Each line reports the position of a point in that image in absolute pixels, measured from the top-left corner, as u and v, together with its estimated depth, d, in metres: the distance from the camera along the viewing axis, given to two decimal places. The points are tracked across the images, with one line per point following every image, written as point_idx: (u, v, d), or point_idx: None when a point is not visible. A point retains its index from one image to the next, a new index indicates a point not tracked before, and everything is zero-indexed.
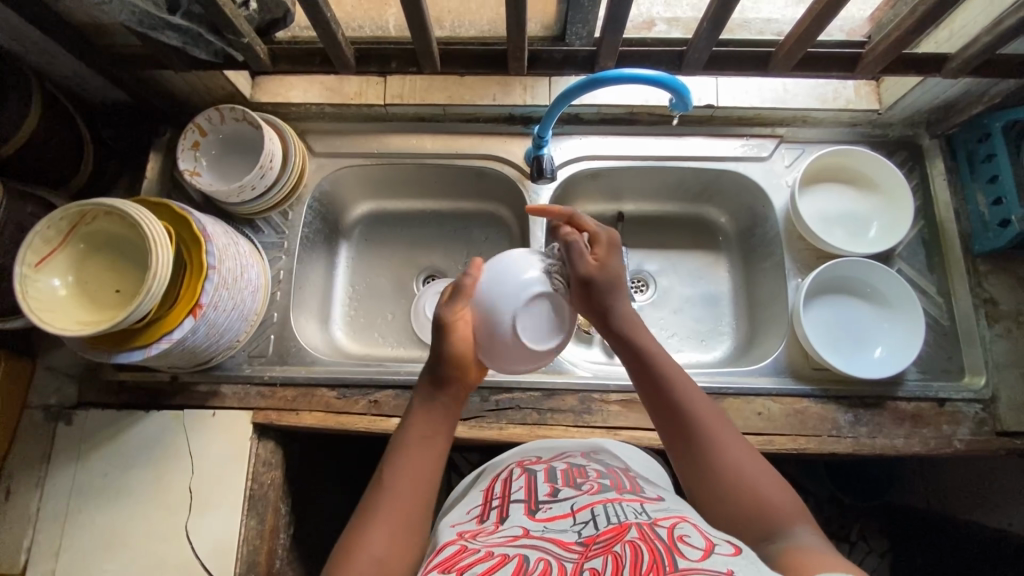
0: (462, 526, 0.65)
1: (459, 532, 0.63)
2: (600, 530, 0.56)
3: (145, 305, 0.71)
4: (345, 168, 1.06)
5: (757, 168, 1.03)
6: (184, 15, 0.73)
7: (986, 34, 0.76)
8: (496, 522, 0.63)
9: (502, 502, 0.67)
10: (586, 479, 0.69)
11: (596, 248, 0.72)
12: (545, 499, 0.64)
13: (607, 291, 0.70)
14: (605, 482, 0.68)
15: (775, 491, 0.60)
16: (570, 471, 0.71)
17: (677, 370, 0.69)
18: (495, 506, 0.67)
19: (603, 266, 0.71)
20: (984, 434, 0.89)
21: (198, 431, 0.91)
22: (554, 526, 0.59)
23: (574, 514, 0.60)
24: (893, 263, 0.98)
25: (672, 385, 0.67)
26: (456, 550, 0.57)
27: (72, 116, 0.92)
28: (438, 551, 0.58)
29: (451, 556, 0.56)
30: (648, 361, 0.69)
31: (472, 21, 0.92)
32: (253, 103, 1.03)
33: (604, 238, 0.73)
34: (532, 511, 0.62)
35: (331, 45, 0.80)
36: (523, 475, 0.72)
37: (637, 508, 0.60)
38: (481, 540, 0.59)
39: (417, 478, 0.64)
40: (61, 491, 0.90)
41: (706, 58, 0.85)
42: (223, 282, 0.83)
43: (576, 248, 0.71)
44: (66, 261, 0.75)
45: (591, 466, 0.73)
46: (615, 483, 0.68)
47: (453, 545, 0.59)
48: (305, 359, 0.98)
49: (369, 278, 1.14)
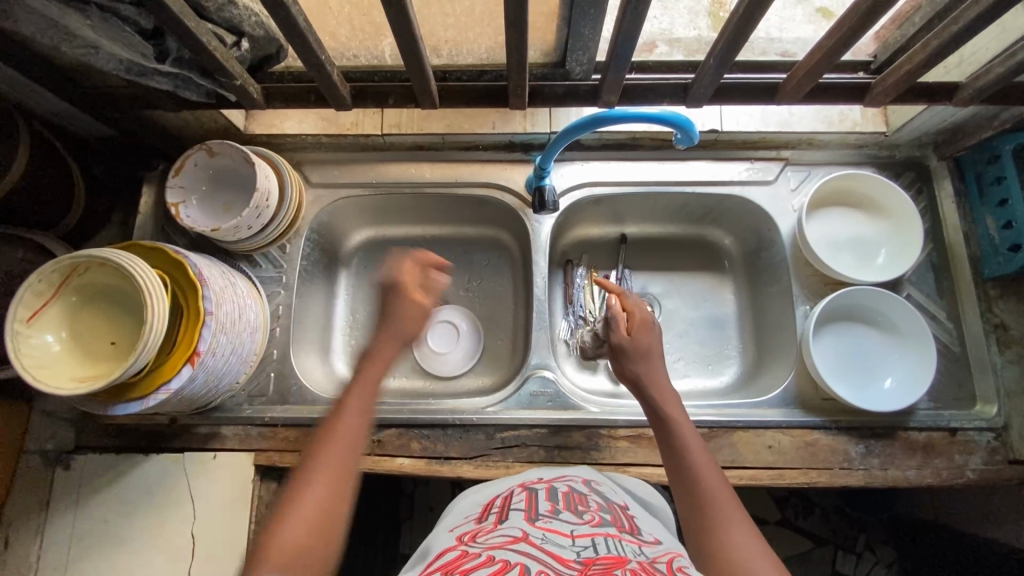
0: (460, 529, 0.63)
1: (457, 536, 0.60)
2: (599, 554, 0.53)
3: (140, 360, 0.69)
4: (343, 198, 1.04)
5: (763, 192, 1.01)
6: (174, 63, 0.70)
7: (999, 65, 0.74)
8: (495, 522, 0.61)
9: (501, 509, 0.65)
10: (587, 508, 0.65)
11: (631, 323, 0.82)
12: (546, 514, 0.62)
13: (634, 359, 0.80)
14: (606, 516, 0.64)
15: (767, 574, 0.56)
16: (571, 496, 0.68)
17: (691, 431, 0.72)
18: (493, 511, 0.65)
19: (631, 339, 0.81)
20: (995, 463, 0.88)
21: (199, 475, 0.90)
22: (553, 539, 0.55)
23: (574, 536, 0.57)
24: (903, 289, 0.96)
25: (681, 441, 0.71)
26: (456, 555, 0.54)
27: (62, 154, 0.90)
28: (439, 555, 0.56)
29: (452, 560, 0.53)
30: (667, 417, 0.74)
31: (470, 49, 0.86)
32: (246, 135, 1.01)
33: (638, 316, 0.83)
34: (532, 519, 0.60)
35: (327, 85, 0.78)
36: (524, 492, 0.69)
37: (636, 547, 0.57)
38: (481, 542, 0.56)
39: (354, 438, 0.65)
40: (58, 542, 0.87)
41: (713, 91, 0.83)
42: (221, 328, 0.81)
43: (612, 321, 0.83)
44: (58, 315, 0.73)
45: (592, 497, 0.70)
46: (616, 520, 0.64)
47: (454, 548, 0.56)
48: (306, 398, 0.96)
49: (370, 306, 1.12)
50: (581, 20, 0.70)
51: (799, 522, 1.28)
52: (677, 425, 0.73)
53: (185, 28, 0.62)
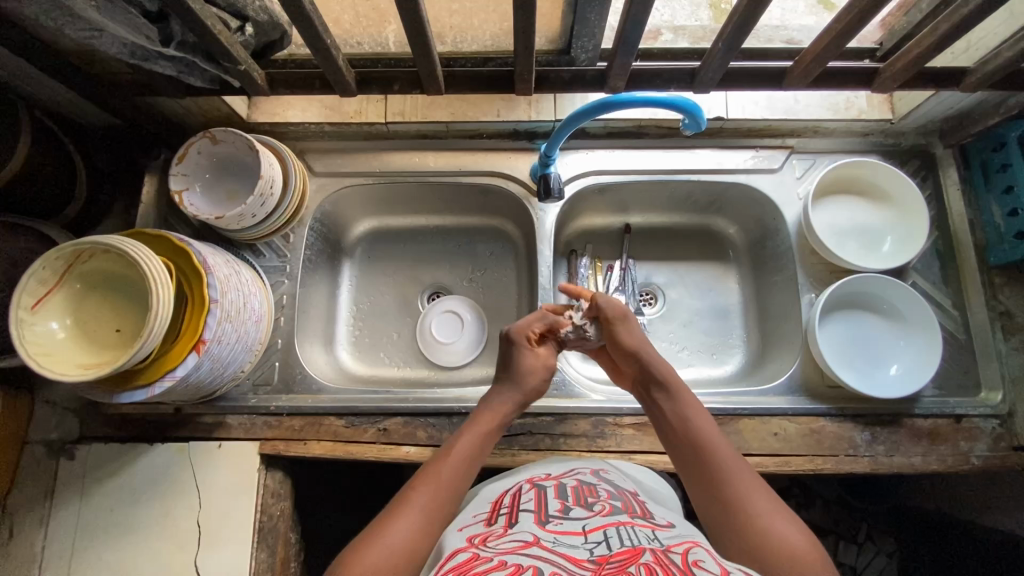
0: (470, 529, 0.61)
1: (467, 537, 0.59)
2: (613, 551, 0.52)
3: (146, 347, 0.69)
4: (346, 188, 1.04)
5: (768, 181, 1.01)
6: (178, 47, 0.69)
7: (1009, 49, 0.74)
8: (505, 525, 0.60)
9: (511, 510, 0.64)
10: (597, 499, 0.65)
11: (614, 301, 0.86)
12: (556, 514, 0.61)
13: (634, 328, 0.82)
14: (616, 504, 0.64)
15: (790, 533, 0.57)
16: (580, 490, 0.68)
17: (694, 405, 0.72)
18: (503, 513, 0.64)
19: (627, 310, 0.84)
20: (1001, 450, 0.88)
21: (204, 465, 0.90)
22: (565, 541, 0.55)
23: (586, 532, 0.57)
24: (908, 277, 0.96)
25: (687, 417, 0.70)
26: (468, 557, 0.53)
27: (64, 143, 0.89)
28: (448, 557, 0.55)
29: (465, 562, 0.52)
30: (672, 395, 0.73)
31: (475, 36, 0.85)
32: (249, 123, 1.00)
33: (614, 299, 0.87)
34: (542, 522, 0.59)
35: (332, 70, 0.78)
36: (532, 489, 0.69)
37: (650, 534, 0.57)
38: (492, 546, 0.55)
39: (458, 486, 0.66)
40: (66, 529, 0.88)
41: (720, 77, 0.82)
42: (225, 316, 0.80)
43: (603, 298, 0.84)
44: (63, 303, 0.73)
45: (602, 487, 0.70)
46: (627, 506, 0.64)
47: (465, 548, 0.56)
48: (311, 387, 0.96)
49: (373, 296, 1.12)
50: (587, 6, 0.69)
51: (802, 512, 1.24)
52: (682, 401, 0.72)
53: (189, 10, 0.61)
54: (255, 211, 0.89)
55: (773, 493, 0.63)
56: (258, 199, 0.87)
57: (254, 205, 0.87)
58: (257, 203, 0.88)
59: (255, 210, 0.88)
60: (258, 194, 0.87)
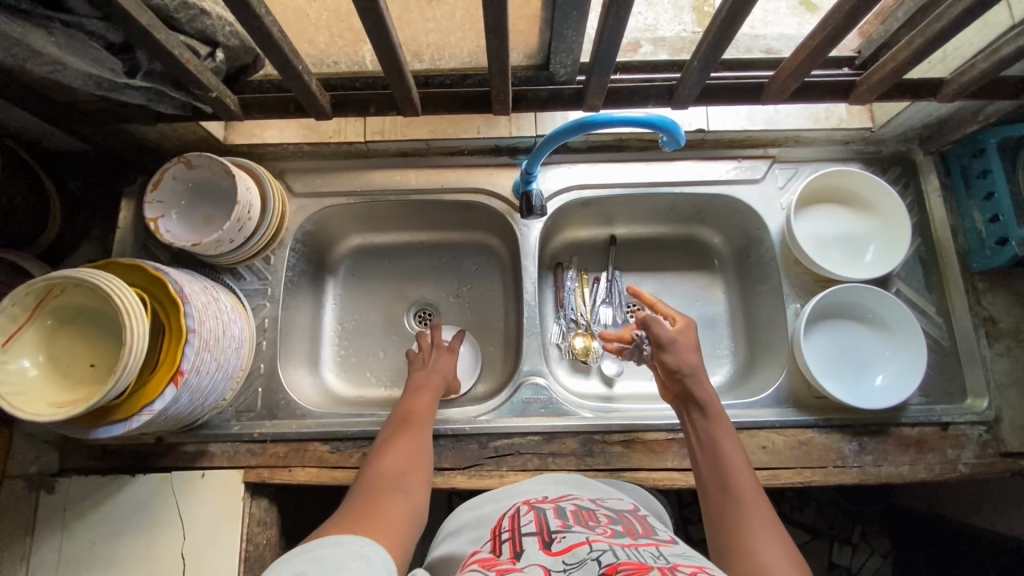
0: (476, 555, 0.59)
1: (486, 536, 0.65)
2: (620, 559, 0.52)
3: (122, 380, 0.67)
4: (327, 207, 1.02)
5: (751, 191, 1.01)
6: (145, 77, 0.68)
7: (984, 61, 0.75)
8: (511, 556, 0.56)
9: (512, 535, 0.62)
10: (598, 523, 0.64)
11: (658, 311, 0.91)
12: (558, 530, 0.60)
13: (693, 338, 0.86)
14: (617, 527, 0.63)
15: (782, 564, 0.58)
16: (580, 514, 0.67)
17: (721, 425, 0.76)
18: (505, 539, 0.61)
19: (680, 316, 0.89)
20: (988, 457, 0.88)
21: (188, 495, 0.88)
22: (573, 562, 0.53)
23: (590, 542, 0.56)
24: (891, 285, 0.97)
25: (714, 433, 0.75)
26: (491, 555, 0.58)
27: (36, 173, 0.88)
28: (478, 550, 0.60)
29: (489, 557, 0.57)
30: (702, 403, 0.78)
31: (452, 53, 0.84)
32: (226, 145, 0.99)
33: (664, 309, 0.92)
34: (547, 544, 0.57)
35: (306, 95, 0.77)
36: (531, 512, 0.67)
37: (654, 552, 0.56)
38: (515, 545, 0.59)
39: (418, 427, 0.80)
40: (47, 565, 0.86)
41: (699, 92, 0.82)
42: (204, 345, 0.79)
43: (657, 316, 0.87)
44: (34, 340, 0.71)
45: (601, 511, 0.68)
46: (628, 528, 0.63)
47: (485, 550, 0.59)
48: (295, 413, 0.94)
49: (358, 315, 1.11)
50: (564, 23, 0.68)
51: (796, 516, 1.24)
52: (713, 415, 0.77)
53: (153, 41, 0.60)
54: (233, 235, 0.87)
55: (783, 529, 0.63)
56: (235, 224, 0.86)
57: (231, 229, 0.86)
58: (235, 228, 0.86)
59: (232, 234, 0.87)
60: (235, 219, 0.85)
